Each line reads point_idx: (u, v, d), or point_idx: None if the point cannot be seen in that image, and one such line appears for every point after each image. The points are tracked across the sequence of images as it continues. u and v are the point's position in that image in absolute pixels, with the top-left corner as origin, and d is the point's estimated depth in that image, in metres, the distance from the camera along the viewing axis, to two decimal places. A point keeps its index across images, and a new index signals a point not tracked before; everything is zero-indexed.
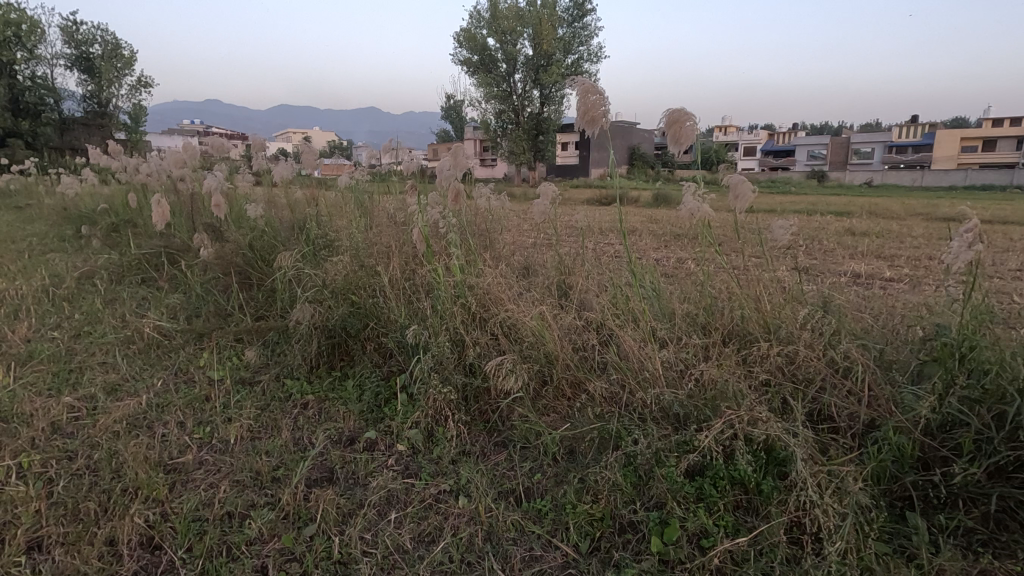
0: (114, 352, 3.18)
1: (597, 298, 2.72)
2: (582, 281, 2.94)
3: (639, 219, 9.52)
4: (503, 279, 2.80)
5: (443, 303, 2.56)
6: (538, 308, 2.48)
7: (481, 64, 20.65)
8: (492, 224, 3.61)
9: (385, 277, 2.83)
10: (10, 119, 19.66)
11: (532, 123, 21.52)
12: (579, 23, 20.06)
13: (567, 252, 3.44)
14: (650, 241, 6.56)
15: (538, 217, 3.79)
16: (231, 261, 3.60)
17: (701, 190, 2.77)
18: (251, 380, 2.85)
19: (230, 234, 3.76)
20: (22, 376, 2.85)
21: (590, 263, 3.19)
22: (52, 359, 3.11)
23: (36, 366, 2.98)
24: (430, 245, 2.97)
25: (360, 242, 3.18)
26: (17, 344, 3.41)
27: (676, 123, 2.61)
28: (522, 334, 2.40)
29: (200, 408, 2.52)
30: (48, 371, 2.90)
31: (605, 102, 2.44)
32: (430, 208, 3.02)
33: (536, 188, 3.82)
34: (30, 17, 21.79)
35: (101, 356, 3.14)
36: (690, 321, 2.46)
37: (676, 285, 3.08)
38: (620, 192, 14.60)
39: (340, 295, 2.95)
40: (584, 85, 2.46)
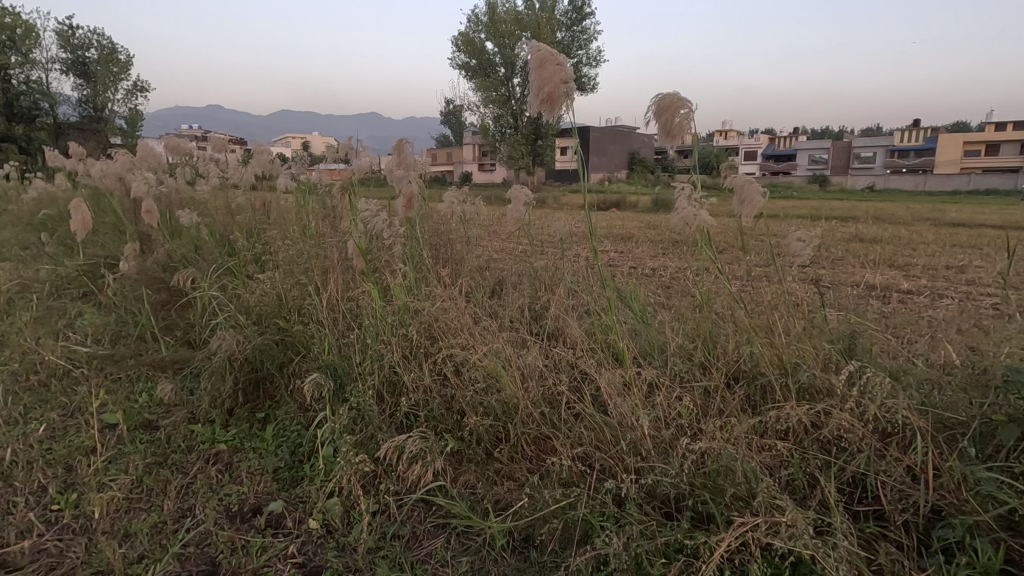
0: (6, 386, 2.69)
1: (572, 324, 2.23)
2: (557, 301, 2.46)
3: (637, 225, 9.03)
4: (460, 300, 2.31)
5: (380, 334, 2.08)
6: (495, 340, 1.99)
7: (479, 68, 20.29)
8: (457, 233, 3.13)
9: (318, 299, 2.34)
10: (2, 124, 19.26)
11: (531, 129, 20.93)
12: (578, 27, 19.50)
13: (543, 265, 2.96)
14: (645, 249, 6.05)
15: (513, 225, 3.30)
16: (155, 275, 3.10)
17: (699, 194, 2.29)
18: (155, 423, 2.36)
19: (159, 245, 3.28)
20: None
21: (568, 280, 2.71)
22: None
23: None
24: (376, 259, 2.50)
25: (297, 256, 2.70)
26: None
27: (666, 111, 2.12)
28: (473, 376, 1.90)
29: (76, 465, 2.03)
30: None
31: (564, 73, 2.07)
32: (376, 217, 2.54)
33: (510, 190, 3.34)
34: (26, 22, 21.52)
35: None
36: (684, 357, 1.98)
37: (670, 307, 2.58)
38: (620, 197, 14.11)
39: (268, 320, 2.47)
40: (540, 52, 2.08)
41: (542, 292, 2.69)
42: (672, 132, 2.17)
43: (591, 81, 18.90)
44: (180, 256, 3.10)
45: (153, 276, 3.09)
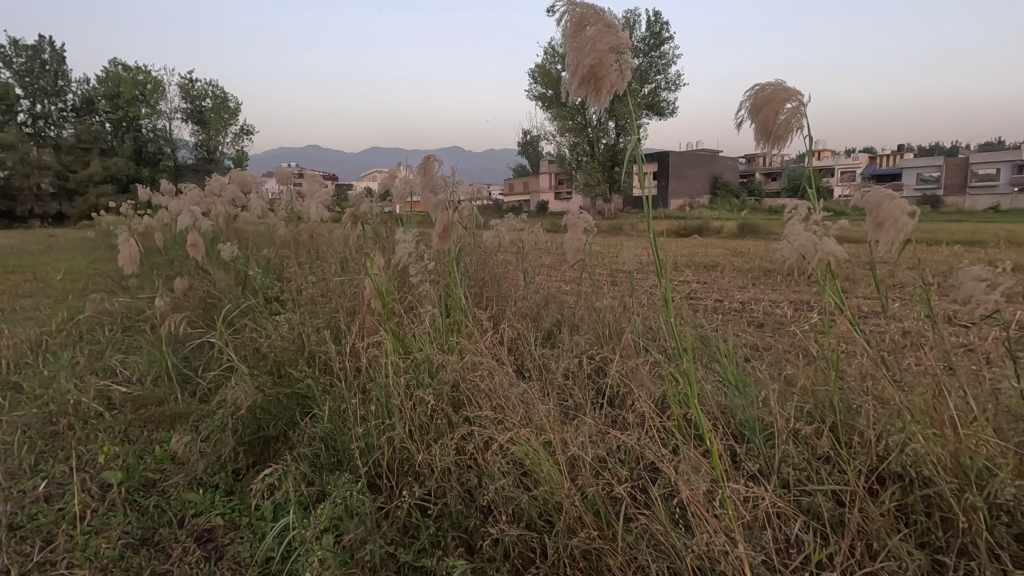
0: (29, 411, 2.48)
1: (644, 386, 1.70)
2: (623, 354, 1.96)
3: (722, 251, 8.22)
4: (499, 351, 1.86)
5: (393, 396, 1.66)
6: (537, 412, 1.52)
7: (555, 98, 20.08)
8: (509, 268, 2.72)
9: (334, 348, 1.99)
10: (129, 166, 21.48)
11: (607, 156, 20.35)
12: (656, 53, 18.74)
13: (611, 301, 2.45)
14: (731, 280, 5.33)
15: (573, 256, 2.84)
16: (189, 309, 2.89)
17: (816, 216, 1.72)
18: (155, 484, 2.05)
19: (200, 278, 3.10)
20: None
21: (637, 326, 2.19)
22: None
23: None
24: (407, 299, 2.12)
25: (324, 294, 2.37)
26: None
27: (765, 107, 1.61)
28: (505, 463, 1.44)
29: (55, 536, 1.74)
30: None
31: (614, 37, 1.63)
32: (410, 250, 2.17)
33: (570, 217, 2.89)
34: (153, 78, 24.12)
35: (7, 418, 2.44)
36: (802, 444, 1.42)
37: (778, 361, 1.97)
38: (703, 222, 13.19)
39: (282, 369, 2.14)
40: (579, 11, 1.67)
41: (607, 339, 2.18)
42: (774, 132, 1.64)
43: (670, 106, 18.14)
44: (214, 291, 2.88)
45: (188, 309, 2.87)
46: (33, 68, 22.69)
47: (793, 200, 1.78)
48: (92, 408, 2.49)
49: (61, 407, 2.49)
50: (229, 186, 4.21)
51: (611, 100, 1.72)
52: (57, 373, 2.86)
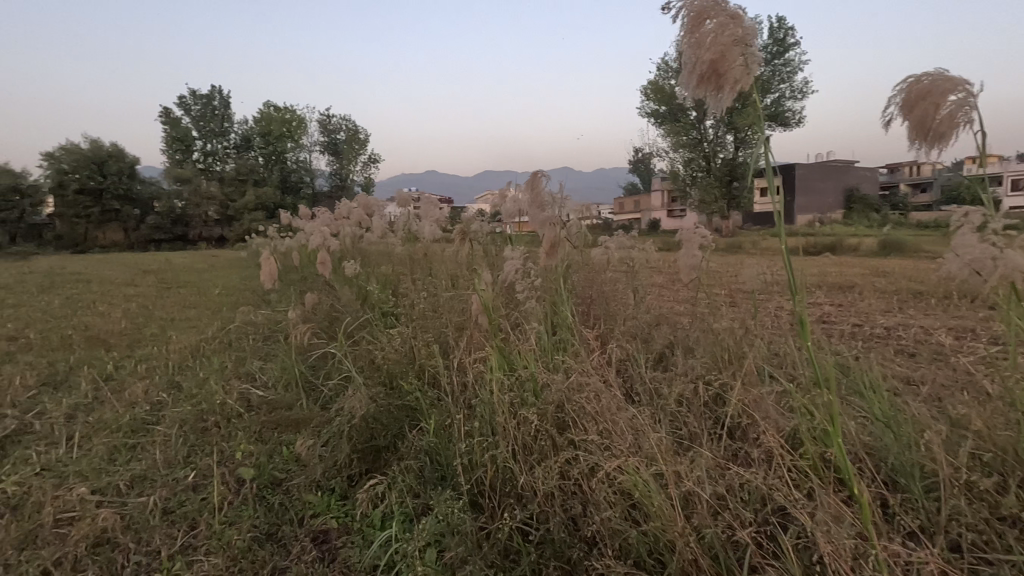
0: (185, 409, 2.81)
1: (770, 419, 1.52)
2: (744, 381, 1.77)
3: (862, 271, 7.35)
4: (607, 373, 1.78)
5: (497, 414, 1.64)
6: (648, 440, 1.42)
7: (668, 114, 19.52)
8: (618, 285, 2.62)
9: (442, 363, 2.02)
10: (275, 195, 24.23)
11: (725, 171, 19.31)
12: (779, 60, 17.56)
13: (730, 323, 2.26)
14: (874, 302, 4.72)
15: (688, 274, 2.67)
16: (316, 321, 3.12)
17: (990, 226, 1.45)
18: (281, 482, 2.21)
19: (326, 293, 3.35)
20: (82, 433, 2.57)
21: (761, 351, 1.99)
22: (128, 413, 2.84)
23: (89, 421, 2.68)
24: (513, 316, 2.11)
25: (435, 309, 2.44)
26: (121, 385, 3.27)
27: (923, 99, 1.39)
28: (612, 493, 1.35)
29: (197, 523, 1.91)
30: (110, 428, 2.60)
31: (739, 28, 1.51)
32: (517, 267, 2.16)
33: (685, 232, 2.73)
34: (297, 116, 27.14)
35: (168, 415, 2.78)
36: (976, 501, 1.18)
37: (940, 398, 1.67)
38: (836, 239, 11.96)
39: (394, 381, 2.22)
40: (698, 6, 1.56)
41: (727, 363, 2.00)
42: (933, 129, 1.42)
43: (797, 116, 16.83)
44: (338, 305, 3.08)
45: (315, 321, 3.11)
46: (206, 113, 26.53)
47: (960, 208, 1.51)
48: (234, 409, 2.76)
49: (210, 406, 2.78)
50: (354, 208, 4.55)
51: (732, 97, 1.59)
52: (208, 376, 3.22)
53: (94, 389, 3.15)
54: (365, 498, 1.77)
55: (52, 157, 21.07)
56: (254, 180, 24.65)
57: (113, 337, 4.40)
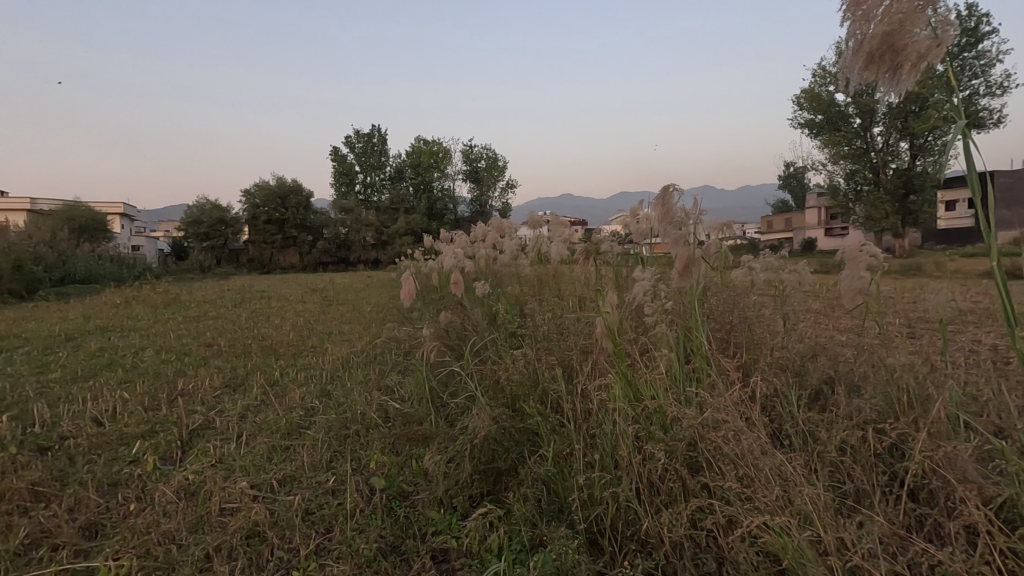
0: (330, 415, 3.05)
1: (971, 483, 1.21)
2: (930, 431, 1.45)
3: None
4: (749, 410, 1.57)
5: (620, 448, 1.51)
6: (801, 495, 1.20)
7: (826, 122, 17.65)
8: (762, 311, 2.35)
9: (564, 388, 1.94)
10: (421, 220, 26.18)
11: (898, 182, 16.88)
12: (971, 53, 15.04)
13: (909, 358, 1.88)
14: None
15: (851, 299, 2.30)
16: (447, 339, 3.22)
17: None
18: (408, 495, 2.27)
19: (457, 312, 3.45)
20: (248, 431, 2.89)
21: (953, 397, 1.61)
22: (284, 414, 3.15)
23: (255, 421, 3.02)
24: (637, 341, 1.97)
25: (558, 331, 2.38)
26: (283, 389, 3.65)
27: None
28: (755, 555, 1.16)
29: (331, 527, 2.03)
30: (269, 428, 2.90)
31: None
32: (646, 289, 2.03)
33: (845, 252, 2.37)
34: (442, 148, 29.21)
35: (316, 419, 3.04)
36: None
37: None
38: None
39: (515, 403, 2.18)
40: None
41: (906, 407, 1.65)
42: None
43: (995, 115, 14.21)
44: (467, 325, 3.15)
45: (446, 338, 3.21)
46: (366, 150, 29.65)
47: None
48: (372, 419, 2.92)
49: (352, 415, 2.98)
50: (488, 231, 4.68)
51: (915, 79, 1.30)
52: (352, 386, 3.48)
53: (262, 393, 3.56)
54: (482, 524, 1.70)
55: (248, 194, 25.05)
56: (404, 208, 26.91)
57: (281, 347, 4.98)
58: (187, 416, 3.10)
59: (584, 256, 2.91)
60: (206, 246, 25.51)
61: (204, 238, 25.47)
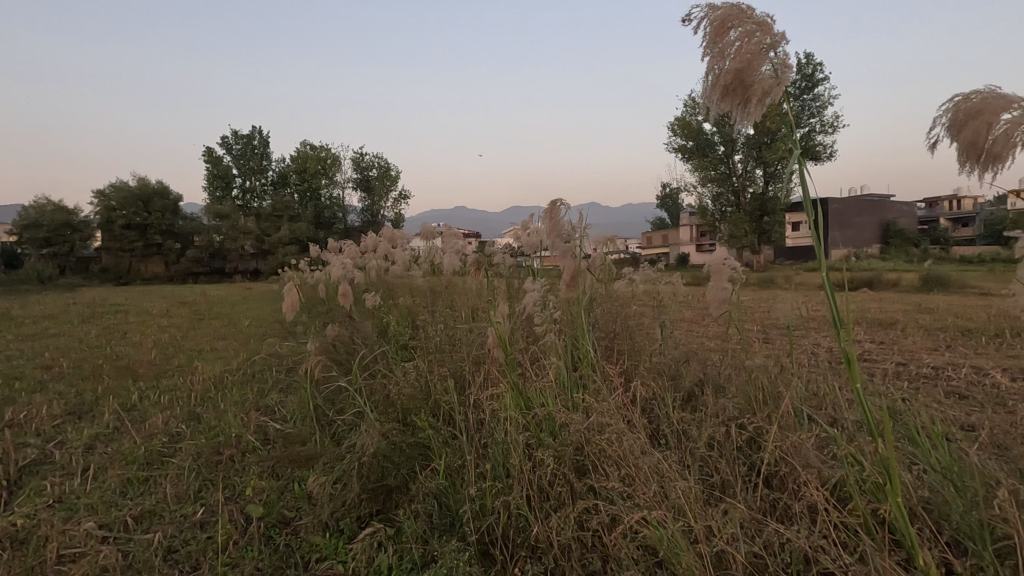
0: (199, 440, 2.76)
1: (810, 467, 1.38)
2: (779, 425, 1.63)
3: (903, 307, 7.00)
4: (630, 412, 1.67)
5: (511, 455, 1.53)
6: (675, 489, 1.30)
7: (696, 149, 19.43)
8: (642, 320, 2.52)
9: (456, 399, 1.93)
10: (308, 230, 24.85)
11: (755, 205, 19.01)
12: (809, 96, 17.43)
13: (763, 360, 2.12)
14: (919, 340, 4.46)
15: (717, 308, 2.54)
16: (335, 353, 3.07)
17: None
18: (289, 522, 2.11)
19: (346, 325, 3.31)
20: (96, 464, 2.53)
21: (799, 393, 1.84)
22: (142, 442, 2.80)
23: (106, 452, 2.65)
24: (527, 350, 2.02)
25: (451, 342, 2.36)
26: (141, 414, 3.25)
27: (975, 118, 1.29)
28: (635, 548, 1.23)
29: (197, 565, 1.83)
30: (123, 460, 2.56)
31: (768, 38, 1.43)
32: (535, 299, 2.09)
33: (712, 265, 2.62)
34: (331, 154, 28.04)
35: (182, 447, 2.73)
36: None
37: (1000, 448, 1.51)
38: (875, 274, 11.51)
39: (406, 416, 2.13)
40: (723, 11, 1.47)
41: (762, 404, 1.85)
42: (987, 150, 1.31)
43: (828, 150, 16.55)
44: (357, 338, 3.03)
45: (333, 353, 3.05)
46: (245, 152, 27.63)
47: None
48: (250, 442, 2.69)
49: (225, 439, 2.73)
50: (378, 241, 4.55)
51: (761, 112, 1.52)
52: (227, 408, 3.19)
53: (116, 419, 3.14)
54: (369, 546, 1.60)
55: (102, 194, 22.22)
56: (288, 215, 25.38)
57: (141, 367, 4.44)
58: (16, 450, 2.65)
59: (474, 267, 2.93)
60: (47, 252, 22.18)
61: (43, 244, 22.15)
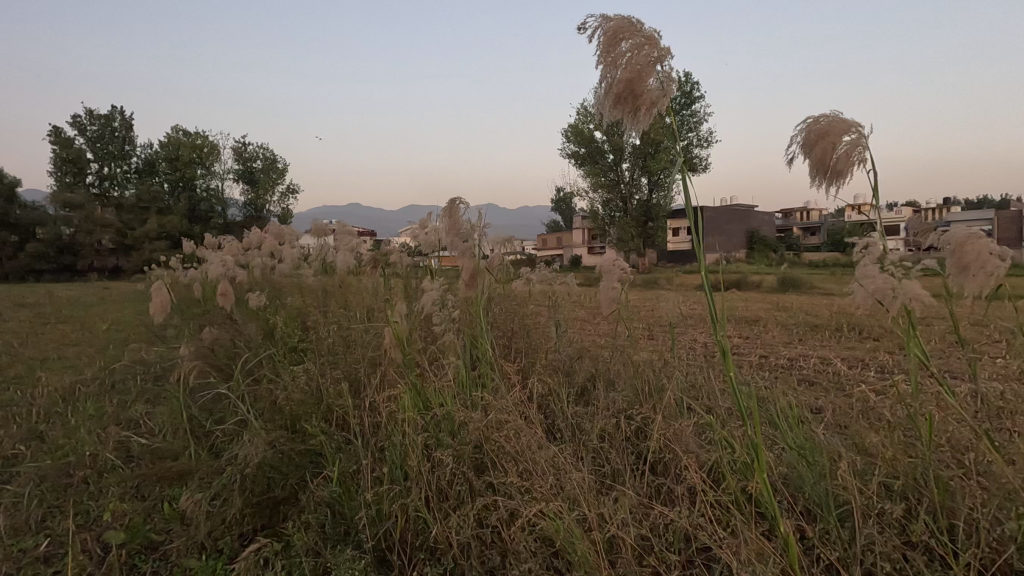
0: (41, 462, 2.38)
1: (690, 453, 1.50)
2: (662, 415, 1.75)
3: (763, 306, 7.85)
4: (527, 409, 1.70)
5: (409, 458, 1.49)
6: (571, 481, 1.34)
7: (588, 155, 20.32)
8: (538, 319, 2.58)
9: (351, 402, 1.85)
10: (179, 224, 22.57)
11: (640, 211, 20.30)
12: (686, 112, 18.93)
13: (649, 355, 2.26)
14: (777, 335, 5.02)
15: (608, 307, 2.67)
16: (213, 358, 2.80)
17: (891, 256, 1.51)
18: (156, 548, 1.89)
19: (226, 328, 3.04)
20: None
21: (680, 385, 1.98)
22: None
23: None
24: (423, 350, 1.99)
25: (344, 344, 2.26)
26: None
27: (823, 139, 1.48)
28: (532, 541, 1.25)
29: None
30: None
31: (654, 51, 1.52)
32: (433, 299, 2.06)
33: (603, 266, 2.75)
34: (208, 142, 25.71)
35: (18, 471, 2.34)
36: (882, 529, 1.19)
37: (841, 426, 1.73)
38: (742, 277, 12.77)
39: (295, 424, 2.00)
40: (614, 24, 1.56)
41: (647, 397, 1.98)
42: (832, 168, 1.50)
43: (703, 163, 18.11)
44: (239, 341, 2.79)
45: (210, 358, 2.79)
46: (101, 134, 24.47)
47: (865, 238, 1.56)
48: (108, 460, 2.38)
49: (76, 460, 2.38)
50: (263, 237, 4.25)
51: (649, 121, 1.61)
52: (78, 423, 2.79)
53: None
54: (253, 564, 1.48)
55: None
56: (156, 207, 22.88)
57: None
58: None
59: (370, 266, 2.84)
60: None
61: None
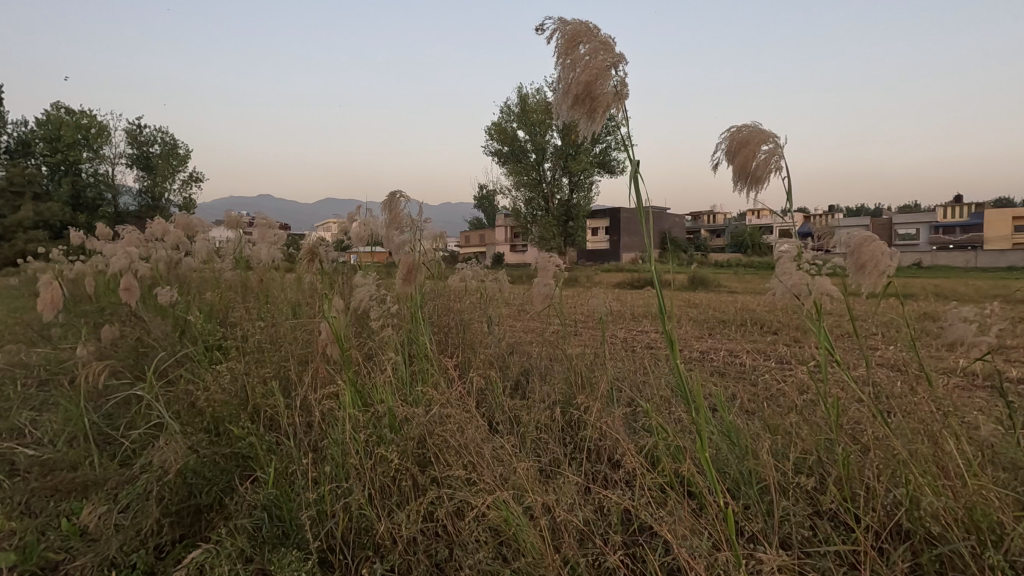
0: None
1: (626, 440, 1.58)
2: (596, 405, 1.82)
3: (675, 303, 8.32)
4: (467, 402, 1.71)
5: (350, 456, 1.46)
6: (516, 470, 1.38)
7: (511, 154, 20.51)
8: (472, 314, 2.60)
9: (283, 401, 1.77)
10: (61, 212, 20.29)
11: (561, 210, 20.79)
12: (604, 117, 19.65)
13: (580, 349, 2.34)
14: (689, 330, 5.34)
15: (539, 303, 2.74)
16: (117, 359, 2.57)
17: (800, 256, 1.67)
18: (55, 568, 1.71)
19: (130, 326, 2.79)
20: None
21: (609, 377, 2.07)
22: None
23: None
24: (358, 346, 1.94)
25: (271, 341, 2.15)
26: None
27: (743, 147, 1.60)
28: (479, 532, 1.27)
29: None
30: None
31: (611, 58, 1.59)
32: (369, 294, 2.02)
33: (535, 262, 2.81)
34: (96, 122, 23.30)
35: None
36: (795, 500, 1.32)
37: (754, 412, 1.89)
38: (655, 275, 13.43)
39: (219, 426, 1.88)
40: (569, 29, 1.61)
41: (580, 389, 2.05)
42: (753, 173, 1.63)
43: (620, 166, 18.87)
44: (148, 340, 2.58)
45: (112, 358, 2.55)
46: None
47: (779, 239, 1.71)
48: None
49: None
50: (170, 228, 3.92)
51: (604, 121, 1.69)
52: None
53: None
54: (177, 574, 1.37)
55: None
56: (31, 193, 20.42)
57: None
58: None
59: (306, 257, 2.67)
60: None
61: None
